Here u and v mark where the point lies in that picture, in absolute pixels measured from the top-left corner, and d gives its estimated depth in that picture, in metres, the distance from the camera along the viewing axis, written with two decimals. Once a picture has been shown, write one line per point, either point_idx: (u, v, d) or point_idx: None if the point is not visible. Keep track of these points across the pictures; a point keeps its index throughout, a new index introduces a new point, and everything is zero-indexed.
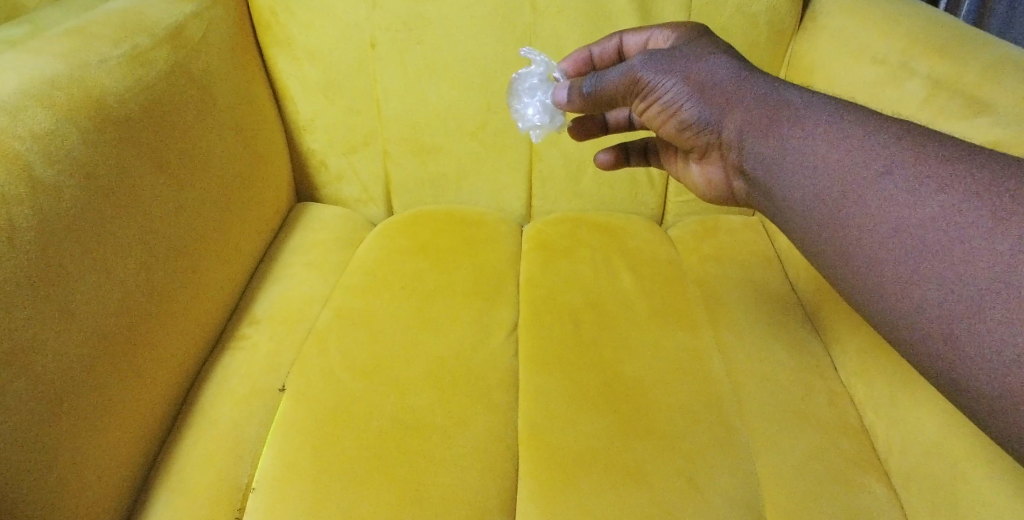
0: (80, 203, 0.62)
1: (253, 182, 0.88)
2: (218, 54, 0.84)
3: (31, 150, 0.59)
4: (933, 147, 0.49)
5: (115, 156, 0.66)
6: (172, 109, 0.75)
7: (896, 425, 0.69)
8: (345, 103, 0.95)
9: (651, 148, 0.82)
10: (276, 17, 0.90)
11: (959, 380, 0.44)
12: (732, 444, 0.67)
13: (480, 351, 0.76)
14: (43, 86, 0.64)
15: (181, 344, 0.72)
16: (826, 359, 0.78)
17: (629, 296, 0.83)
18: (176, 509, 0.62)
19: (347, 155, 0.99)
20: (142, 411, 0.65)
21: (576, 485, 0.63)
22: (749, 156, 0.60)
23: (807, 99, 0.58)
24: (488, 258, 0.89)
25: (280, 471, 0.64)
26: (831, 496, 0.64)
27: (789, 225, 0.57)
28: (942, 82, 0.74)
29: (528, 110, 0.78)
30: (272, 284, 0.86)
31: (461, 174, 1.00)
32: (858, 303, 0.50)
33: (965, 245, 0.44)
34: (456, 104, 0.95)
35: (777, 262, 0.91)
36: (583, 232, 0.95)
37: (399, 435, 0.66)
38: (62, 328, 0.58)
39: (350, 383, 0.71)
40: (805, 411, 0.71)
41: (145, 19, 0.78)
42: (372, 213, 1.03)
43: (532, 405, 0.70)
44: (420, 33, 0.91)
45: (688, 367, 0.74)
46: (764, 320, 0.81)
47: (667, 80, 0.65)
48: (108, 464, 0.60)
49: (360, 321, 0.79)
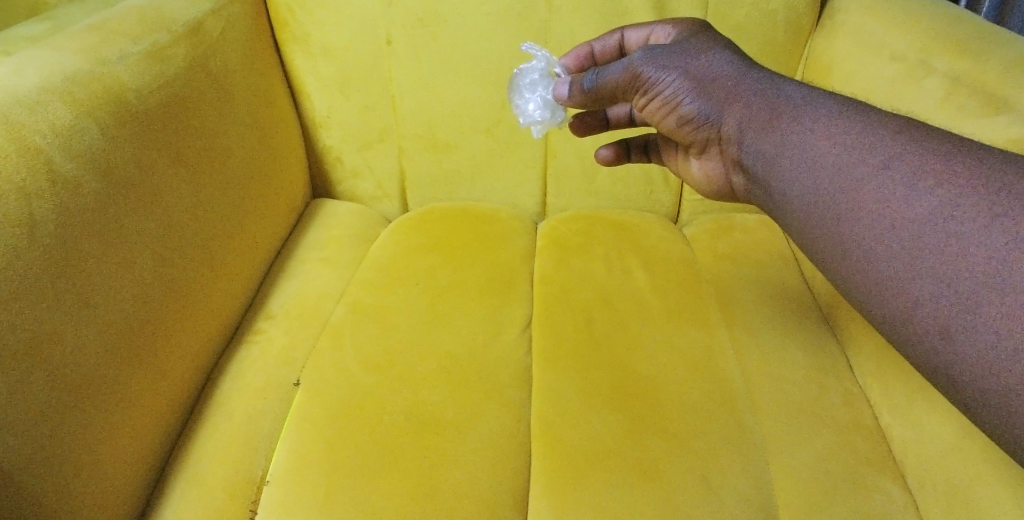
0: (98, 197, 0.62)
1: (268, 176, 0.89)
2: (235, 51, 0.85)
3: (50, 142, 0.60)
4: (934, 143, 0.48)
5: (133, 150, 0.67)
6: (190, 106, 0.76)
7: (912, 426, 0.68)
8: (360, 100, 0.96)
9: (652, 144, 0.82)
10: (294, 15, 0.91)
11: (955, 376, 0.43)
12: (746, 443, 0.67)
13: (492, 348, 0.76)
14: (64, 81, 0.65)
15: (197, 338, 0.72)
16: (841, 358, 0.77)
17: (642, 293, 0.83)
18: (192, 500, 0.63)
19: (362, 152, 1.00)
20: (157, 403, 0.66)
21: (588, 482, 0.63)
22: (748, 151, 0.60)
23: (806, 94, 0.57)
24: (502, 255, 0.89)
25: (295, 464, 0.65)
26: (845, 497, 0.63)
27: (786, 220, 0.56)
28: (960, 79, 0.74)
29: (529, 106, 0.77)
30: (287, 278, 0.87)
31: (476, 170, 1.00)
32: (853, 298, 0.50)
33: (961, 241, 0.44)
34: (470, 101, 0.95)
35: (793, 261, 0.90)
36: (597, 230, 0.94)
37: (412, 429, 0.67)
38: (79, 319, 0.58)
39: (363, 378, 0.72)
40: (820, 411, 0.71)
41: (163, 15, 0.79)
42: (387, 209, 1.04)
43: (545, 402, 0.70)
44: (435, 31, 0.91)
45: (702, 366, 0.74)
46: (779, 319, 0.80)
47: (667, 75, 0.65)
48: (124, 455, 0.61)
49: (374, 316, 0.79)
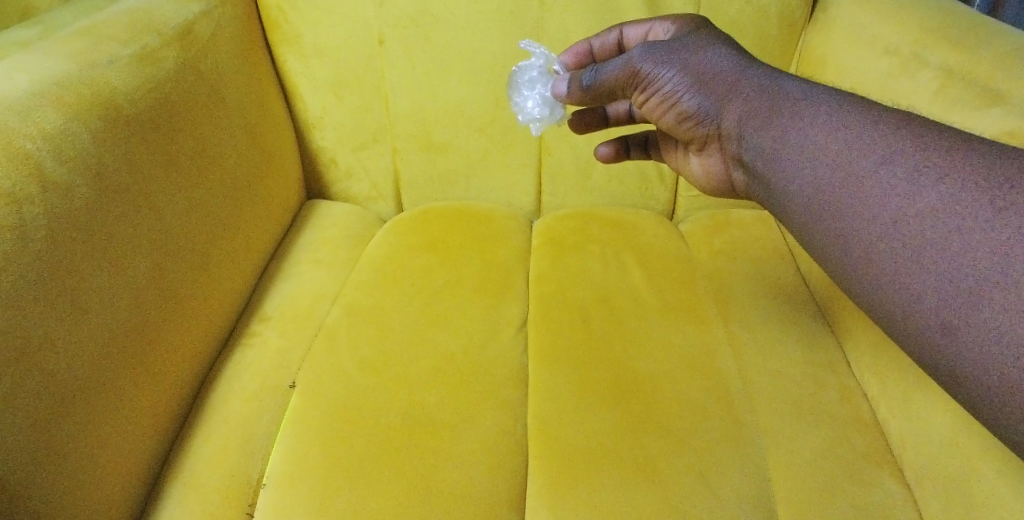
0: (91, 203, 0.62)
1: (263, 178, 0.88)
2: (226, 54, 0.85)
3: (40, 148, 0.60)
4: (934, 137, 0.48)
5: (125, 155, 0.67)
6: (182, 109, 0.75)
7: (910, 421, 0.68)
8: (353, 101, 0.96)
9: (651, 140, 0.82)
10: (286, 16, 0.91)
11: (957, 371, 0.43)
12: (743, 440, 0.67)
13: (488, 347, 0.76)
14: (54, 85, 0.65)
15: (191, 342, 0.72)
16: (838, 353, 0.77)
17: (640, 290, 0.83)
18: (188, 504, 0.63)
19: (357, 152, 1.00)
20: (153, 407, 0.66)
21: (585, 480, 0.63)
22: (748, 148, 0.59)
23: (806, 89, 0.57)
24: (498, 254, 0.89)
25: (291, 467, 0.64)
26: (844, 492, 0.63)
27: (787, 216, 0.56)
28: (954, 72, 0.73)
29: (528, 103, 0.77)
30: (283, 281, 0.87)
31: (471, 169, 1.00)
32: (855, 294, 0.50)
33: (963, 236, 0.44)
34: (464, 99, 0.95)
35: (789, 256, 0.90)
36: (593, 227, 0.94)
37: (409, 430, 0.67)
38: (74, 325, 0.58)
39: (359, 379, 0.72)
40: (817, 406, 0.70)
41: (154, 18, 0.79)
42: (382, 209, 1.04)
43: (542, 401, 0.70)
44: (428, 30, 0.90)
45: (698, 361, 0.74)
46: (776, 314, 0.80)
47: (666, 71, 0.64)
48: (119, 460, 0.61)
49: (370, 317, 0.79)
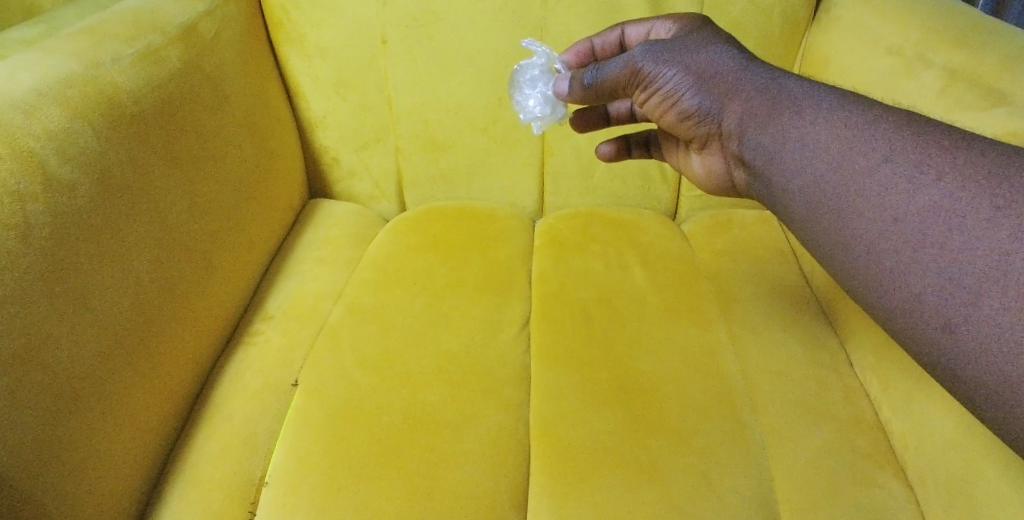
0: (94, 200, 0.62)
1: (265, 177, 0.88)
2: (229, 53, 0.85)
3: (43, 146, 0.60)
4: (934, 136, 0.48)
5: (128, 153, 0.67)
6: (184, 108, 0.76)
7: (912, 422, 0.68)
8: (356, 100, 0.96)
9: (652, 139, 0.82)
10: (289, 15, 0.91)
11: (958, 370, 0.43)
12: (745, 440, 0.67)
13: (490, 346, 0.76)
14: (58, 85, 0.65)
15: (193, 340, 0.72)
16: (841, 354, 0.77)
17: (641, 290, 0.83)
18: (190, 503, 0.63)
19: (359, 152, 1.00)
20: (155, 404, 0.66)
21: (586, 481, 0.63)
22: (749, 146, 0.59)
23: (807, 87, 0.57)
24: (499, 254, 0.89)
25: (292, 466, 0.64)
26: (845, 493, 0.63)
27: (787, 214, 0.56)
28: (958, 72, 0.73)
29: (529, 101, 0.77)
30: (284, 280, 0.87)
31: (473, 169, 1.00)
32: (854, 292, 0.50)
33: (963, 235, 0.44)
34: (466, 99, 0.95)
35: (792, 256, 0.90)
36: (595, 228, 0.94)
37: (410, 429, 0.67)
38: (77, 322, 0.58)
39: (361, 378, 0.72)
40: (819, 406, 0.70)
41: (157, 17, 0.79)
42: (384, 209, 1.04)
43: (544, 401, 0.70)
44: (431, 29, 0.90)
45: (700, 362, 0.74)
46: (779, 315, 0.80)
47: (667, 70, 0.64)
48: (121, 459, 0.61)
49: (372, 316, 0.79)
